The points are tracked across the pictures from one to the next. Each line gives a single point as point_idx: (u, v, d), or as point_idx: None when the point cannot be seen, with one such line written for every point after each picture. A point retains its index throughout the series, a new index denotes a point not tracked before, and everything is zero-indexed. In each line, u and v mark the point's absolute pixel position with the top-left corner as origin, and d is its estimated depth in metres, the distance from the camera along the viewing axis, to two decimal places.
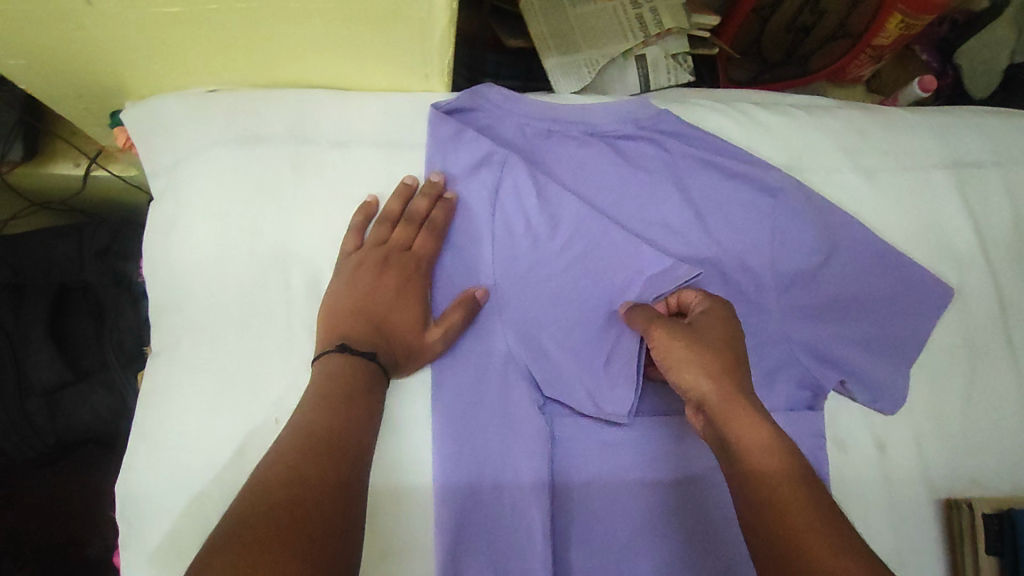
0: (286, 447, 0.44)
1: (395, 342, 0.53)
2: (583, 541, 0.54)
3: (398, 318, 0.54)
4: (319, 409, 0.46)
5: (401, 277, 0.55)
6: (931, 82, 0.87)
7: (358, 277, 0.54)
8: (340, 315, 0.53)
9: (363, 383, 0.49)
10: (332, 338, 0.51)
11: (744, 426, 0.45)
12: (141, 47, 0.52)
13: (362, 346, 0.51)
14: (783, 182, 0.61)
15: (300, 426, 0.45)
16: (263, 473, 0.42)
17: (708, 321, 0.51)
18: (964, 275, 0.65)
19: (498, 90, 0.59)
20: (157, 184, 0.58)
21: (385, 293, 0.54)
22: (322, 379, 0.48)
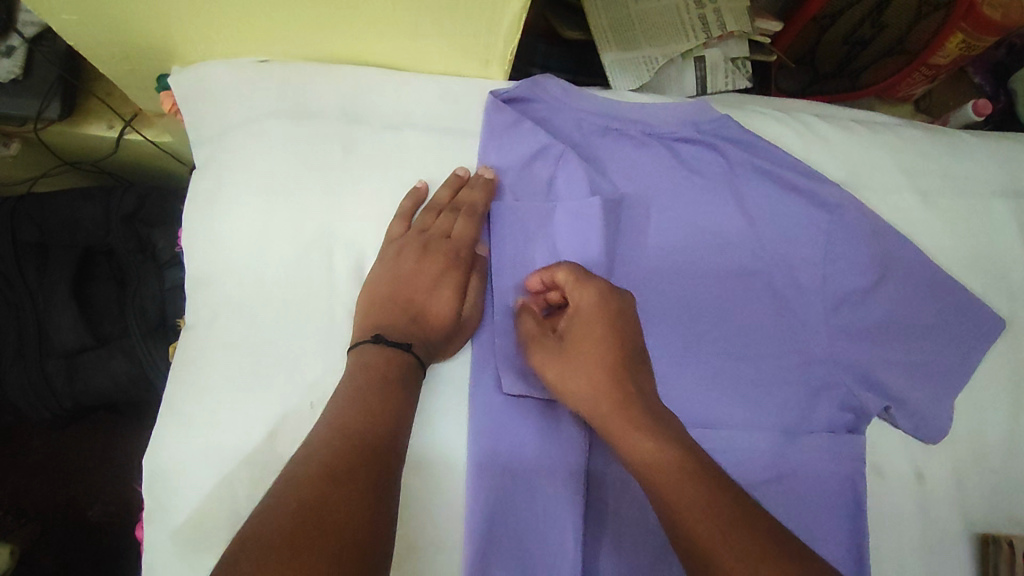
0: (318, 441, 0.42)
1: (433, 331, 0.51)
2: (613, 552, 0.53)
3: (435, 305, 0.52)
4: (351, 401, 0.44)
5: (440, 264, 0.53)
6: (985, 107, 0.85)
7: (398, 263, 0.52)
8: (378, 303, 0.51)
9: (400, 375, 0.47)
10: (369, 327, 0.50)
11: (631, 444, 0.44)
12: (197, 12, 0.50)
13: (397, 338, 0.49)
14: (843, 200, 0.59)
15: (334, 420, 0.43)
16: (295, 467, 0.40)
17: (579, 328, 0.49)
18: (1016, 306, 0.63)
19: (558, 82, 0.57)
20: (201, 153, 0.56)
21: (423, 281, 0.52)
22: (358, 369, 0.47)
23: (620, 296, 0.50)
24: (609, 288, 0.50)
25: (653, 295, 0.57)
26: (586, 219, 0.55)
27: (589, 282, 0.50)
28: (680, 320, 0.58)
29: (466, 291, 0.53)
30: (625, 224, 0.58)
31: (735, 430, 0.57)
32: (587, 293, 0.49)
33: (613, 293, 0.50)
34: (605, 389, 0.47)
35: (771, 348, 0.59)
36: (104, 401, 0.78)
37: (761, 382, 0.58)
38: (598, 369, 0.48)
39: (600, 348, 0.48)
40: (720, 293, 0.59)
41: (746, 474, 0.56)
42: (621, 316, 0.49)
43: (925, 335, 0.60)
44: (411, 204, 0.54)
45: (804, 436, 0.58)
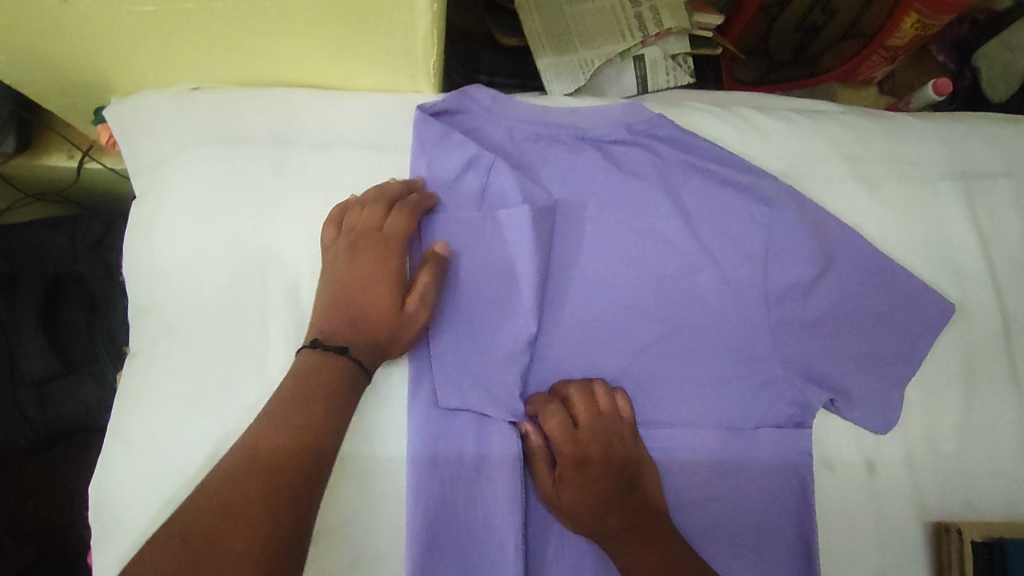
0: (230, 478, 0.40)
1: (375, 323, 0.50)
2: (558, 549, 0.55)
3: (376, 302, 0.50)
4: (270, 432, 0.43)
5: (377, 258, 0.52)
6: (945, 86, 0.82)
7: (332, 267, 0.52)
8: (319, 307, 0.51)
9: (331, 380, 0.46)
10: (312, 333, 0.50)
11: (629, 548, 0.51)
12: (122, 47, 0.51)
13: (335, 341, 0.48)
14: (780, 193, 0.58)
15: (249, 454, 0.42)
16: (197, 507, 0.38)
17: (577, 464, 0.54)
18: (967, 291, 0.62)
19: (487, 92, 0.58)
20: (140, 183, 0.57)
21: (360, 276, 0.51)
22: (290, 380, 0.47)
23: (609, 428, 0.55)
24: (591, 439, 0.54)
25: (589, 300, 0.58)
26: (514, 229, 0.55)
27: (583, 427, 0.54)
28: (618, 324, 0.58)
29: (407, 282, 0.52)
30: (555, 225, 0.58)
31: (677, 429, 0.58)
32: (585, 436, 0.54)
33: (603, 427, 0.54)
34: (604, 512, 0.53)
35: (713, 347, 0.58)
36: (77, 427, 0.79)
37: (704, 381, 0.58)
38: (598, 497, 0.53)
39: (598, 480, 0.53)
40: (659, 294, 0.59)
41: (690, 472, 0.58)
42: (614, 450, 0.55)
43: (877, 323, 0.58)
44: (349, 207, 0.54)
45: (748, 432, 0.58)
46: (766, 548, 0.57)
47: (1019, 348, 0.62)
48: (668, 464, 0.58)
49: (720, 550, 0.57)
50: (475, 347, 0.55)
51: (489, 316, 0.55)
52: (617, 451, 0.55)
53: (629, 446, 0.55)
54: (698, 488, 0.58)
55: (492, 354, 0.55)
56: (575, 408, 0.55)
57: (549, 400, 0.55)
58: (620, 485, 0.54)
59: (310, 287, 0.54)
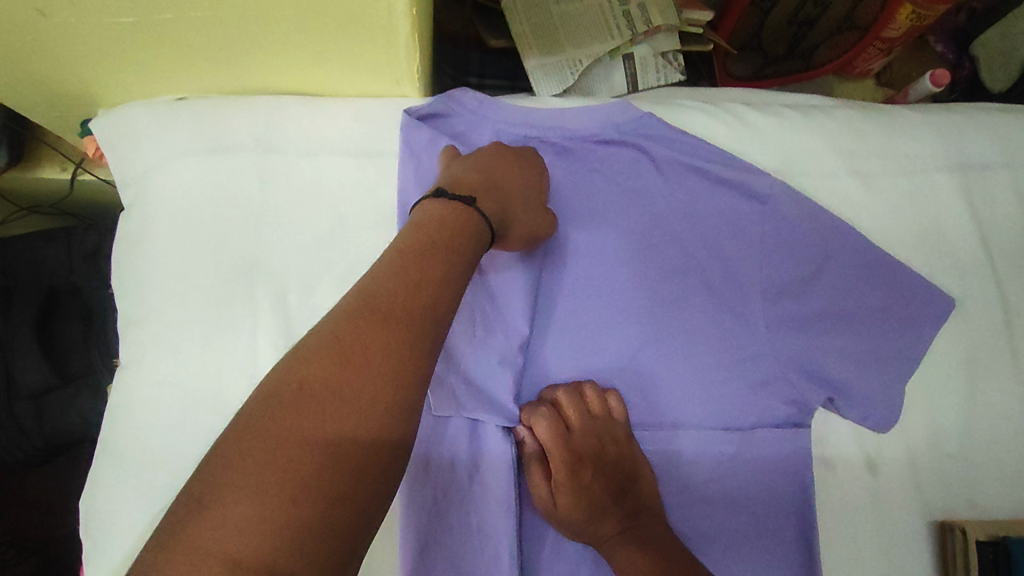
0: (319, 363, 0.35)
1: (500, 194, 0.50)
2: (554, 553, 0.55)
3: (510, 179, 0.51)
4: (364, 320, 0.37)
5: (521, 160, 0.53)
6: (943, 75, 0.80)
7: (477, 159, 0.52)
8: (469, 172, 0.50)
9: (465, 229, 0.45)
10: (435, 187, 0.49)
11: (618, 550, 0.51)
12: (104, 59, 0.51)
13: (461, 193, 0.48)
14: (773, 190, 0.58)
15: (338, 345, 0.36)
16: (284, 388, 0.34)
17: (569, 465, 0.52)
18: (968, 284, 0.61)
19: (473, 95, 0.58)
20: (127, 196, 0.57)
21: (501, 161, 0.52)
22: (414, 228, 0.45)
23: (601, 429, 0.54)
24: (586, 445, 0.53)
25: (580, 302, 0.57)
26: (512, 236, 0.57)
27: (572, 431, 0.53)
28: (612, 326, 0.57)
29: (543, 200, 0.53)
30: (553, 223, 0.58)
31: (672, 431, 0.57)
32: (574, 438, 0.53)
33: (595, 428, 0.53)
34: (594, 513, 0.52)
35: (708, 347, 0.57)
36: (75, 438, 0.80)
37: (701, 382, 0.57)
38: (591, 496, 0.52)
39: (591, 480, 0.52)
40: (654, 295, 0.58)
41: (686, 473, 0.57)
42: (604, 451, 0.54)
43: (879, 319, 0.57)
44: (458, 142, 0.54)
45: (746, 433, 0.57)
46: (764, 550, 0.56)
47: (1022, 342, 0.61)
48: (663, 465, 0.57)
49: (718, 553, 0.56)
50: (469, 352, 0.54)
51: (483, 320, 0.55)
52: (609, 454, 0.54)
53: (624, 449, 0.54)
54: (694, 490, 0.57)
55: (485, 361, 0.54)
56: (570, 413, 0.53)
57: (535, 407, 0.53)
58: (613, 490, 0.53)
59: (299, 295, 0.54)
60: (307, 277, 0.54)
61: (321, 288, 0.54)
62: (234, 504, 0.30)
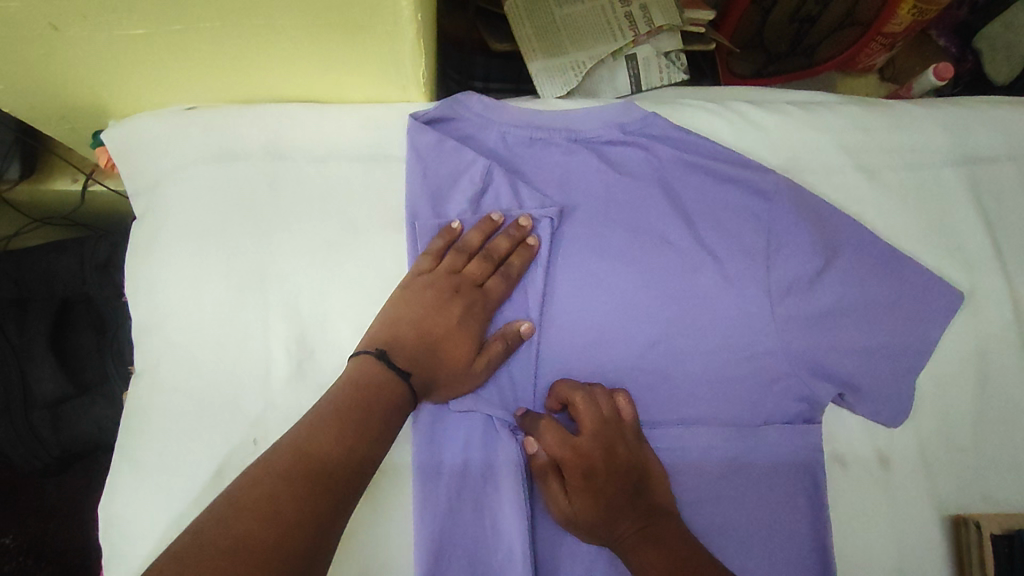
0: (241, 517, 0.38)
1: (433, 370, 0.52)
2: (569, 554, 0.55)
3: (445, 357, 0.53)
4: (289, 476, 0.41)
5: (466, 309, 0.54)
6: (947, 69, 0.80)
7: (426, 301, 0.53)
8: (406, 328, 0.52)
9: (387, 407, 0.47)
10: (373, 340, 0.51)
11: (638, 550, 0.50)
12: (115, 71, 0.51)
13: (397, 361, 0.50)
14: (777, 186, 0.58)
15: (262, 500, 0.39)
16: (201, 543, 0.36)
17: (582, 474, 0.52)
18: (976, 277, 0.61)
19: (478, 98, 0.58)
20: (139, 204, 0.58)
21: (442, 325, 0.53)
22: (344, 386, 0.47)
23: (612, 433, 0.54)
24: (594, 452, 0.53)
25: (589, 302, 0.58)
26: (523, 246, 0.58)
27: (582, 438, 0.53)
28: (620, 326, 0.57)
29: (480, 349, 0.54)
30: (541, 260, 0.57)
31: (683, 428, 0.57)
32: (584, 446, 0.52)
33: (605, 434, 0.53)
34: (612, 518, 0.52)
35: (718, 344, 0.57)
36: (89, 446, 0.81)
37: (711, 379, 0.58)
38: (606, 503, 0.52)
39: (607, 486, 0.52)
40: (662, 295, 0.58)
41: (698, 472, 0.57)
42: (618, 455, 0.53)
43: (888, 313, 0.56)
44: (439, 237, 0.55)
45: (756, 430, 0.57)
46: (779, 547, 0.56)
47: None
48: (677, 462, 0.57)
49: (733, 550, 0.56)
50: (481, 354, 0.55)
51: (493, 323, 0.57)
52: (622, 456, 0.53)
53: (633, 449, 0.54)
54: (708, 486, 0.57)
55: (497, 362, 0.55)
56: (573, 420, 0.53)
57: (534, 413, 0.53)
58: (628, 488, 0.52)
59: (309, 302, 0.54)
60: (317, 284, 0.55)
61: (331, 294, 0.55)
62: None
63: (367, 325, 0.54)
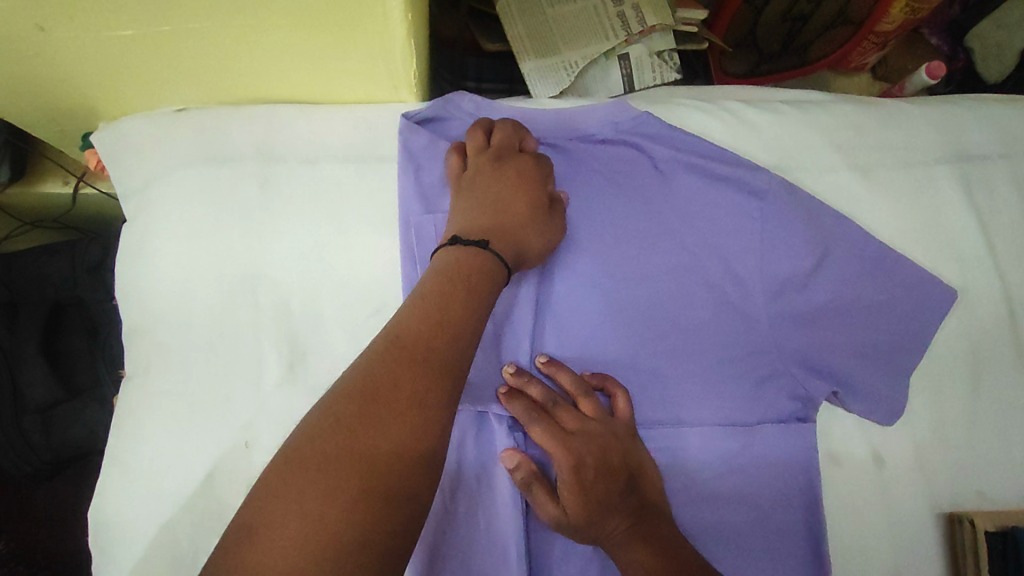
0: (362, 398, 0.37)
1: (516, 231, 0.50)
2: (563, 555, 0.54)
3: (523, 212, 0.51)
4: (402, 362, 0.38)
5: (521, 168, 0.53)
6: (940, 68, 0.80)
7: (483, 178, 0.52)
8: (474, 209, 0.51)
9: (481, 267, 0.46)
10: (450, 235, 0.49)
11: (622, 546, 0.50)
12: (104, 72, 0.51)
13: (474, 238, 0.48)
14: (771, 184, 0.57)
15: (378, 384, 0.37)
16: (324, 424, 0.35)
17: (575, 464, 0.50)
18: (969, 275, 0.61)
19: (471, 98, 0.58)
20: (129, 207, 0.58)
21: (506, 186, 0.52)
22: (428, 276, 0.45)
23: (604, 425, 0.53)
24: (584, 445, 0.51)
25: (584, 302, 0.57)
26: None
27: (573, 428, 0.52)
28: (614, 325, 0.57)
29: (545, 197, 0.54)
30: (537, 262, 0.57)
31: (677, 428, 0.57)
32: (577, 434, 0.52)
33: (595, 426, 0.53)
34: (601, 512, 0.51)
35: (714, 344, 0.57)
36: (81, 451, 0.80)
37: (706, 378, 0.57)
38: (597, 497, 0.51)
39: (599, 479, 0.51)
40: (656, 293, 0.58)
41: (691, 471, 0.57)
42: (609, 449, 0.52)
43: (883, 310, 0.56)
44: (470, 136, 0.55)
45: (752, 429, 0.57)
46: (773, 547, 0.56)
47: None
48: (670, 463, 0.57)
49: (726, 550, 0.56)
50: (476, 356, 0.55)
51: (490, 324, 0.56)
52: (614, 452, 0.52)
53: (626, 444, 0.53)
54: (700, 485, 0.57)
55: (491, 362, 0.55)
56: (563, 418, 0.52)
57: (521, 400, 0.52)
58: (618, 487, 0.51)
59: (302, 302, 0.54)
60: (310, 284, 0.54)
61: (324, 294, 0.54)
62: (282, 527, 0.31)
63: (360, 326, 0.54)
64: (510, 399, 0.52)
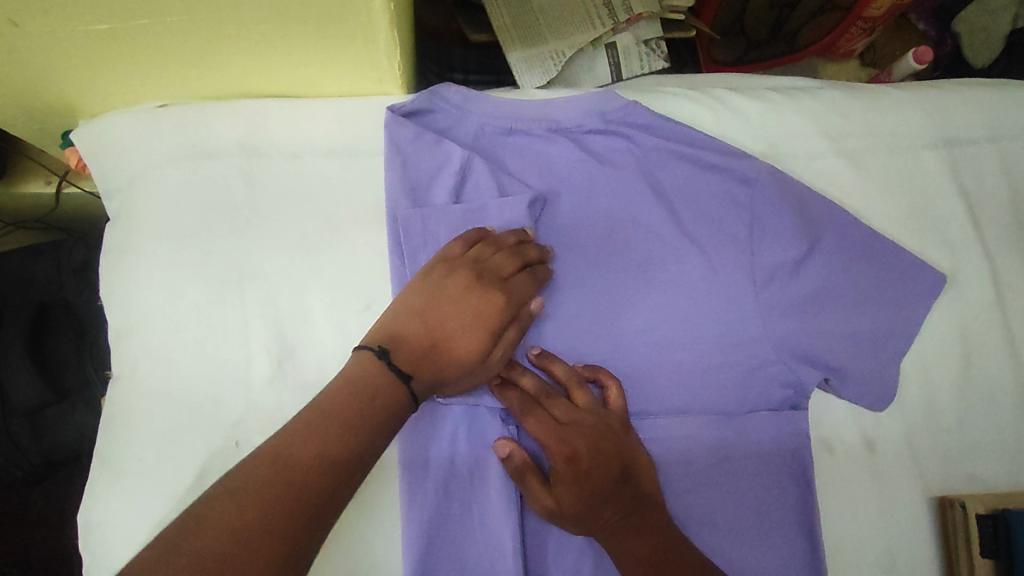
0: (222, 536, 0.35)
1: (444, 368, 0.47)
2: (558, 548, 0.54)
3: (457, 358, 0.48)
4: (275, 495, 0.37)
5: (489, 304, 0.49)
6: (926, 53, 0.80)
7: (438, 290, 0.49)
8: (409, 317, 0.48)
9: (388, 402, 0.43)
10: (378, 337, 0.47)
11: (617, 537, 0.50)
12: (82, 68, 0.50)
13: (400, 362, 0.45)
14: (760, 173, 0.57)
15: (247, 518, 0.35)
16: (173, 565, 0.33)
17: (569, 455, 0.51)
18: (959, 260, 0.61)
19: (457, 89, 0.57)
20: (112, 206, 0.57)
21: (455, 320, 0.48)
22: (340, 380, 0.43)
23: (600, 415, 0.53)
24: (577, 436, 0.52)
25: (574, 293, 0.57)
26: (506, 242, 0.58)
27: (567, 421, 0.52)
28: (604, 317, 0.57)
29: (497, 341, 0.50)
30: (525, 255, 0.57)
31: (670, 419, 0.57)
32: (570, 426, 0.52)
33: (589, 417, 0.53)
34: (596, 503, 0.51)
35: (705, 332, 0.57)
36: (68, 454, 0.79)
37: (697, 368, 0.57)
38: (591, 488, 0.51)
39: (594, 470, 0.51)
40: (646, 283, 0.57)
41: (684, 462, 0.57)
42: (603, 439, 0.52)
43: (873, 296, 0.56)
44: (455, 240, 0.52)
45: (743, 417, 0.57)
46: (767, 535, 0.56)
47: (1014, 313, 0.61)
48: (664, 454, 0.57)
49: (721, 541, 0.56)
50: None
51: None
52: (610, 441, 0.52)
53: (622, 435, 0.53)
54: (693, 476, 0.57)
55: None
56: (557, 409, 0.53)
57: (513, 391, 0.53)
58: (612, 478, 0.51)
59: (288, 300, 0.53)
60: (297, 282, 0.54)
61: (311, 292, 0.54)
62: None
63: (349, 324, 0.53)
64: (500, 389, 0.52)
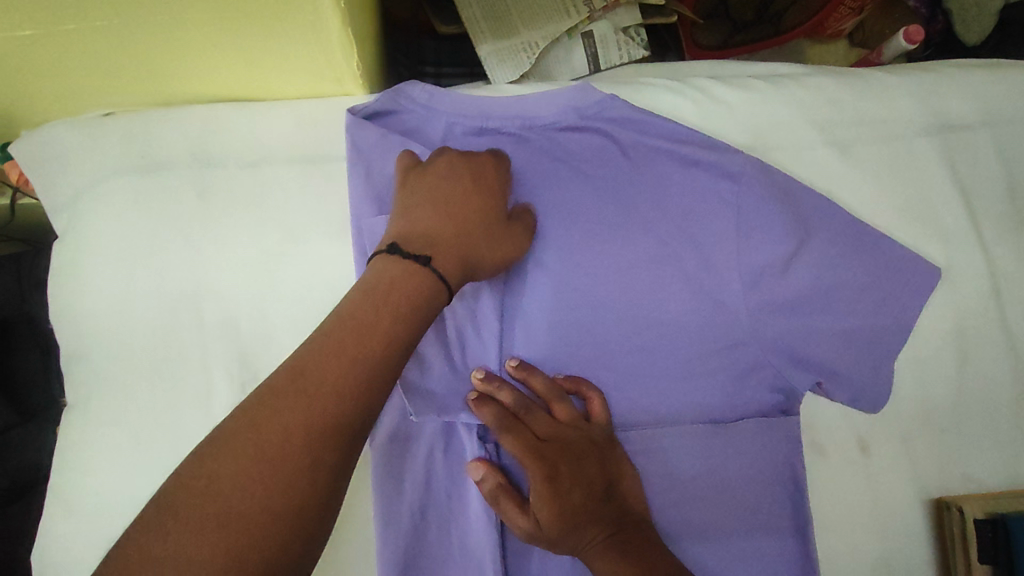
0: (252, 438, 0.33)
1: (470, 247, 0.46)
2: (542, 566, 0.52)
3: (478, 228, 0.47)
4: (313, 427, 0.34)
5: (488, 185, 0.49)
6: (917, 32, 0.77)
7: (439, 183, 0.47)
8: (427, 218, 0.45)
9: (416, 288, 0.41)
10: (395, 237, 0.44)
11: (599, 557, 0.47)
12: (11, 76, 0.46)
13: (418, 250, 0.43)
14: (745, 167, 0.53)
15: (262, 442, 0.33)
16: (191, 487, 0.31)
17: (549, 472, 0.48)
18: (953, 253, 0.59)
19: (422, 87, 0.53)
20: (58, 223, 0.53)
21: (464, 198, 0.47)
22: (367, 283, 0.40)
23: (580, 430, 0.51)
24: (556, 453, 0.49)
25: (554, 300, 0.54)
26: None
27: (546, 437, 0.49)
28: (587, 324, 0.54)
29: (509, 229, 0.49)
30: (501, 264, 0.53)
31: (659, 428, 0.55)
32: (550, 440, 0.49)
33: (569, 432, 0.50)
34: (575, 523, 0.48)
35: (692, 337, 0.55)
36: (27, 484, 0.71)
37: (684, 373, 0.55)
38: (572, 507, 0.48)
39: (574, 488, 0.48)
40: (629, 286, 0.55)
41: (672, 473, 0.55)
42: (584, 455, 0.50)
43: (869, 294, 0.53)
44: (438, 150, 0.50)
45: (731, 425, 0.55)
46: (759, 545, 0.54)
47: (1011, 307, 0.59)
48: (651, 465, 0.55)
49: (711, 552, 0.54)
50: (439, 360, 0.52)
51: (455, 330, 0.53)
52: (590, 458, 0.50)
53: (602, 450, 0.51)
54: (681, 489, 0.55)
55: (458, 370, 0.52)
56: (535, 424, 0.50)
57: (490, 404, 0.50)
58: (593, 496, 0.49)
59: (249, 318, 0.50)
60: (258, 299, 0.51)
61: (274, 309, 0.51)
62: None
63: None
64: (473, 406, 0.50)
